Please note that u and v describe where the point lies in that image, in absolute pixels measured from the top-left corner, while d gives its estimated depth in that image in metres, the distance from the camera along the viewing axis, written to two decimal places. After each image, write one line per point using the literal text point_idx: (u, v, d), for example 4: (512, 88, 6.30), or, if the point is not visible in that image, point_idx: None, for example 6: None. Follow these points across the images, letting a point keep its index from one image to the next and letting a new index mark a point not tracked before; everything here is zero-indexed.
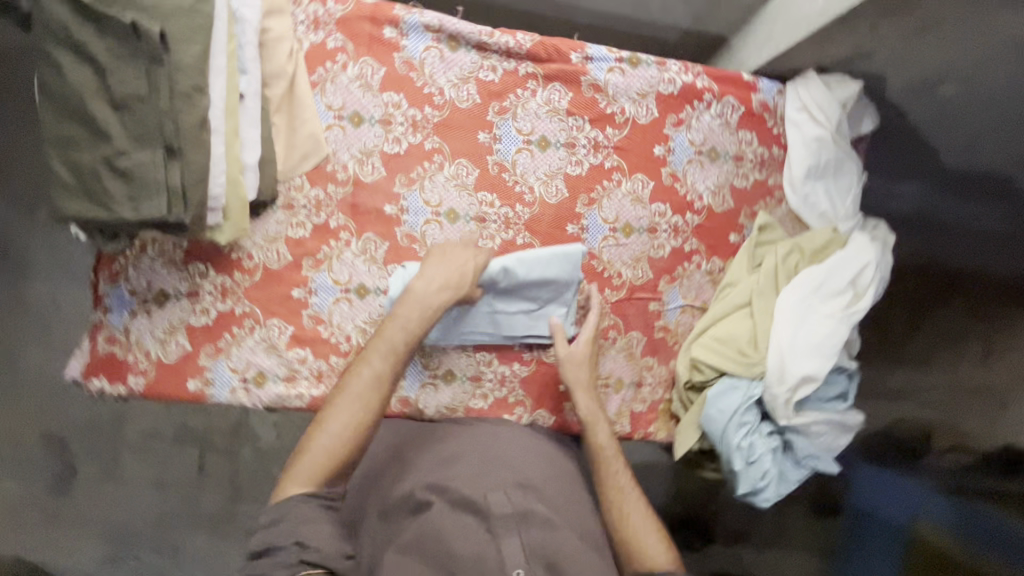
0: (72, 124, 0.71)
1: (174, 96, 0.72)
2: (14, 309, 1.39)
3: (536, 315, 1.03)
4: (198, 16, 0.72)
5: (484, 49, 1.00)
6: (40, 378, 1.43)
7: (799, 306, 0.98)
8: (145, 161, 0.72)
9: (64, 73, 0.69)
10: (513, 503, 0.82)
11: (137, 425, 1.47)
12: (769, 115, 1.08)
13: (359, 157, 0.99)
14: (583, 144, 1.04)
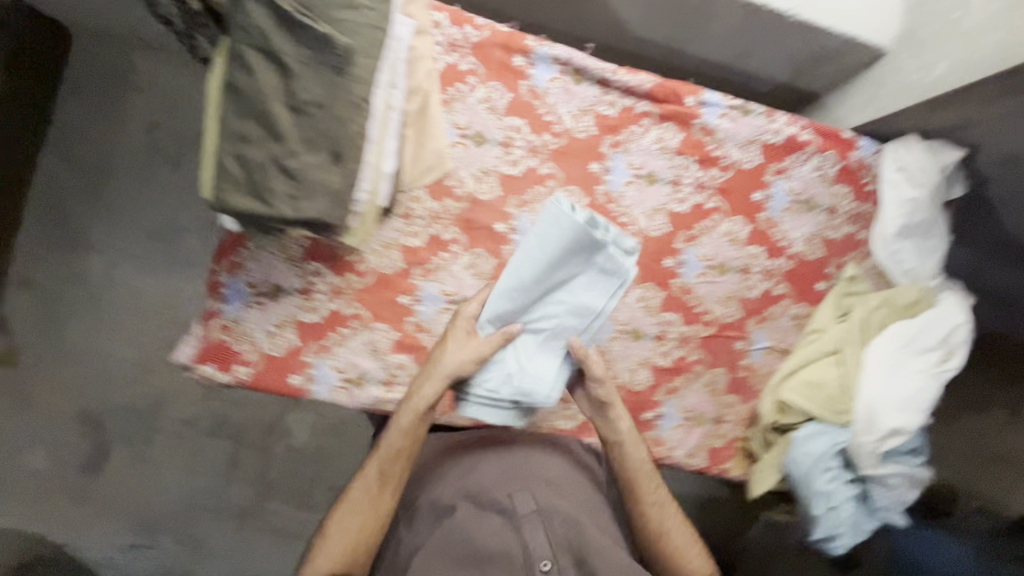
0: (249, 122, 0.74)
1: (348, 105, 0.75)
2: (77, 285, 1.59)
3: (575, 296, 0.95)
4: (380, 34, 0.75)
5: (605, 85, 1.04)
6: (88, 356, 1.59)
7: (889, 359, 1.01)
8: (313, 163, 0.76)
9: (252, 73, 0.72)
10: (537, 503, 0.86)
11: (175, 414, 1.61)
12: (864, 172, 1.12)
13: (477, 175, 1.03)
14: (688, 183, 1.08)
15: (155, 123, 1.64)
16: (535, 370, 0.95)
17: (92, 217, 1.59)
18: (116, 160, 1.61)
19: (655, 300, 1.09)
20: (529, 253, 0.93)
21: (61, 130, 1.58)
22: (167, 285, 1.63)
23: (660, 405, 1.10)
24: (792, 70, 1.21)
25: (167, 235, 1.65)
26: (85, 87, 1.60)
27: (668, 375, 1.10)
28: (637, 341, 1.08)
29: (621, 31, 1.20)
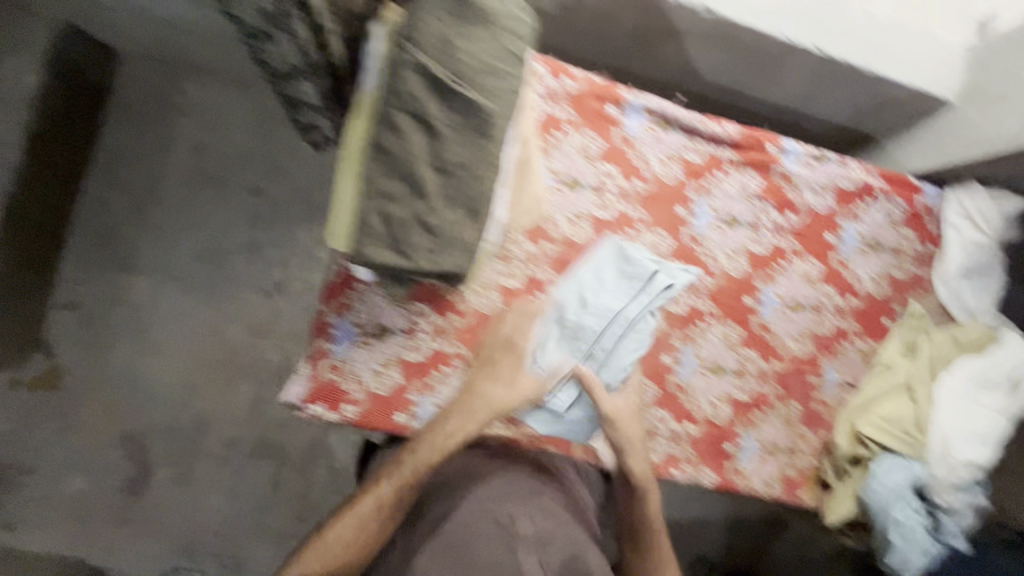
0: (395, 181, 0.77)
1: (486, 165, 0.79)
2: (117, 307, 1.55)
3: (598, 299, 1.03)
4: (518, 98, 0.80)
5: (692, 134, 1.10)
6: (129, 378, 1.54)
7: (962, 397, 1.06)
8: (453, 220, 0.80)
9: (401, 135, 0.75)
10: (535, 529, 0.87)
11: (220, 435, 1.56)
12: (929, 216, 1.19)
13: (572, 220, 1.07)
14: (766, 226, 1.14)
15: (202, 144, 1.59)
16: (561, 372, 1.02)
17: (139, 239, 1.56)
18: (162, 181, 1.57)
19: (735, 337, 1.14)
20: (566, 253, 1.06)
21: (108, 151, 1.55)
22: (214, 306, 1.58)
23: (740, 437, 1.15)
24: (854, 116, 1.27)
25: (214, 256, 1.58)
26: (131, 109, 1.56)
27: (746, 409, 1.15)
28: (719, 376, 1.14)
29: (693, 75, 1.25)
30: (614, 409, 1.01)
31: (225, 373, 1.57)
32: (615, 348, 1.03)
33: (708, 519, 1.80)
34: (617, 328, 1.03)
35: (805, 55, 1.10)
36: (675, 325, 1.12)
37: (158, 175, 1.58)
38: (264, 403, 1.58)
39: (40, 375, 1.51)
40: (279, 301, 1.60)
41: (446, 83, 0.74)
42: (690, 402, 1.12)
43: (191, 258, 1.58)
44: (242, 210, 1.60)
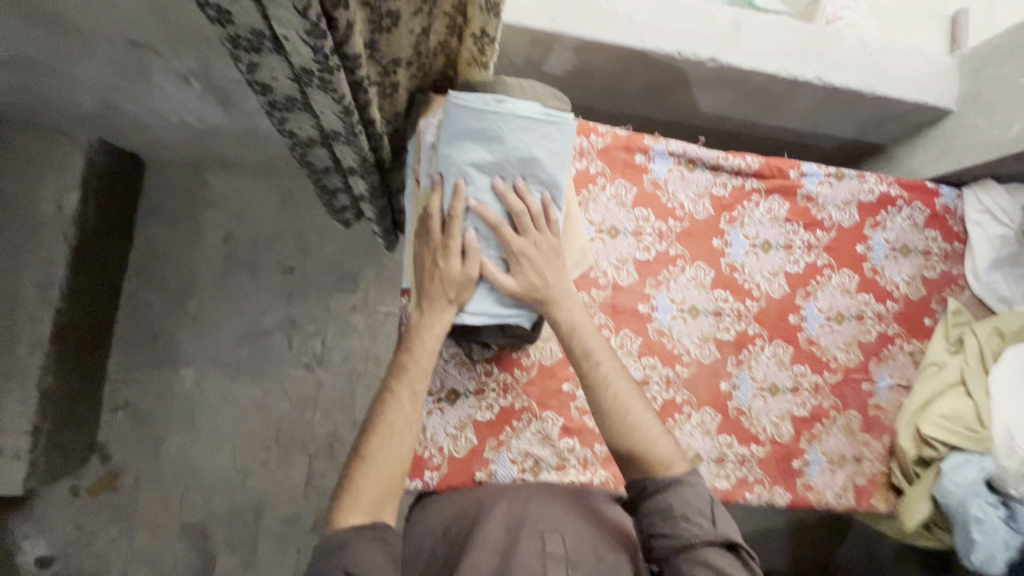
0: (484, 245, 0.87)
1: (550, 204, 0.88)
2: (166, 400, 1.59)
3: (481, 171, 0.84)
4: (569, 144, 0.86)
5: (716, 169, 1.16)
6: (186, 469, 1.57)
7: (1015, 385, 1.10)
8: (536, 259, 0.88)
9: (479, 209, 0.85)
10: (567, 550, 0.93)
11: (279, 513, 1.58)
12: (950, 215, 1.24)
13: (616, 264, 1.12)
14: (799, 246, 1.19)
15: (231, 235, 1.65)
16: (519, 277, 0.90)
17: (183, 334, 1.61)
18: (197, 274, 1.63)
19: (786, 355, 1.18)
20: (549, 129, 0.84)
21: (144, 254, 1.62)
22: (260, 388, 1.62)
23: (806, 452, 1.17)
24: (860, 130, 1.34)
25: (254, 340, 1.63)
26: (162, 211, 1.63)
27: (807, 424, 1.18)
28: (776, 395, 1.17)
29: (702, 113, 1.33)
30: (517, 281, 0.87)
31: (275, 454, 1.60)
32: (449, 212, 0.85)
33: (762, 531, 1.83)
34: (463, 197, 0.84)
35: (811, 86, 1.17)
36: (728, 352, 1.16)
37: (189, 267, 1.63)
38: (317, 475, 1.61)
39: (99, 479, 1.53)
40: (321, 373, 1.64)
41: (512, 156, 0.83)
42: (753, 425, 1.15)
43: (231, 343, 1.63)
44: (278, 290, 1.65)
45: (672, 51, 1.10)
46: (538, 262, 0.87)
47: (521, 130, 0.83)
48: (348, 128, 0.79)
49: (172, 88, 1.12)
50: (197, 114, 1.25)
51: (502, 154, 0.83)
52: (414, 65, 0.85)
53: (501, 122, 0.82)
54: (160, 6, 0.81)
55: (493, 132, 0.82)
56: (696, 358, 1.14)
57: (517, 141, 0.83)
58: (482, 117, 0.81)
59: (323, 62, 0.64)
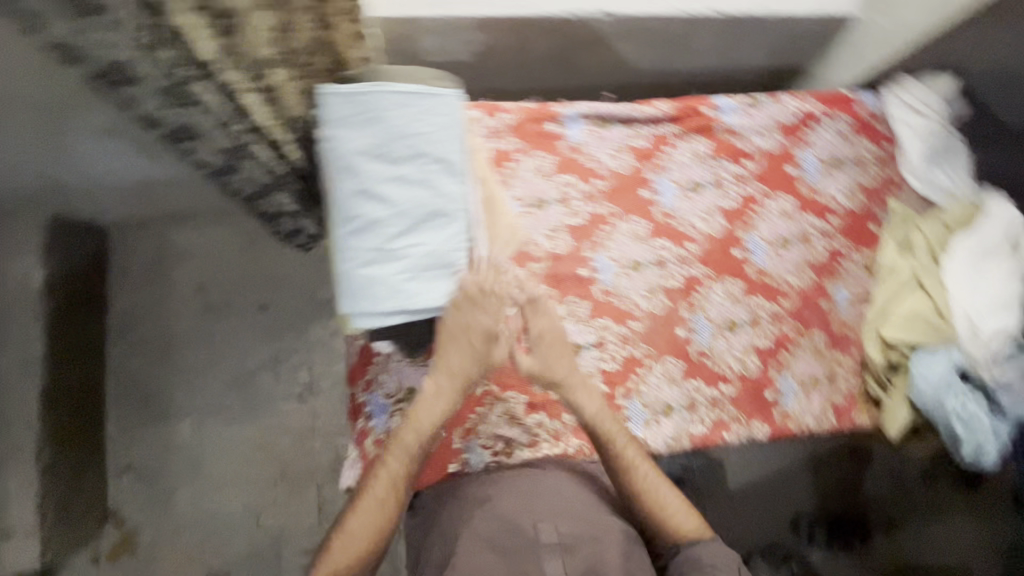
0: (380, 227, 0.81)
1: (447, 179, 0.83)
2: (168, 456, 1.61)
3: (369, 157, 0.79)
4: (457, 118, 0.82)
5: (631, 122, 1.17)
6: (198, 519, 1.59)
7: (967, 273, 1.10)
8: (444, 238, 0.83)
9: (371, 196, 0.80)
10: (561, 536, 0.89)
11: (298, 546, 1.59)
12: (876, 120, 1.23)
13: (550, 235, 1.13)
14: (729, 180, 1.19)
15: (202, 283, 1.67)
16: (433, 266, 0.84)
17: (173, 389, 1.64)
18: (175, 330, 1.66)
19: (737, 290, 1.17)
20: (430, 100, 0.79)
21: (122, 319, 1.64)
22: (256, 428, 1.64)
23: (777, 382, 1.16)
24: (776, 55, 1.33)
25: (243, 382, 1.65)
26: (131, 275, 1.66)
27: (772, 353, 1.17)
28: (736, 331, 1.16)
29: (619, 70, 1.34)
30: (538, 363, 0.98)
31: (283, 489, 1.62)
32: (347, 204, 0.80)
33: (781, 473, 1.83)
34: (353, 188, 0.80)
35: (708, 21, 1.17)
36: (678, 298, 1.15)
37: (166, 323, 1.66)
38: (329, 502, 1.61)
39: (116, 545, 1.56)
40: (313, 402, 1.66)
41: (394, 135, 0.78)
42: (718, 365, 1.15)
43: (221, 389, 1.65)
44: (256, 329, 1.67)
45: (561, 14, 1.13)
46: (553, 346, 0.99)
47: (399, 106, 0.78)
48: (232, 135, 0.89)
49: (98, 153, 1.14)
50: (134, 170, 1.27)
51: (385, 134, 0.78)
52: (304, 67, 0.83)
53: (373, 103, 0.77)
54: (41, 67, 0.83)
55: (368, 113, 0.77)
56: (648, 311, 1.14)
57: (396, 118, 0.78)
58: (349, 101, 0.77)
59: (170, 76, 0.75)
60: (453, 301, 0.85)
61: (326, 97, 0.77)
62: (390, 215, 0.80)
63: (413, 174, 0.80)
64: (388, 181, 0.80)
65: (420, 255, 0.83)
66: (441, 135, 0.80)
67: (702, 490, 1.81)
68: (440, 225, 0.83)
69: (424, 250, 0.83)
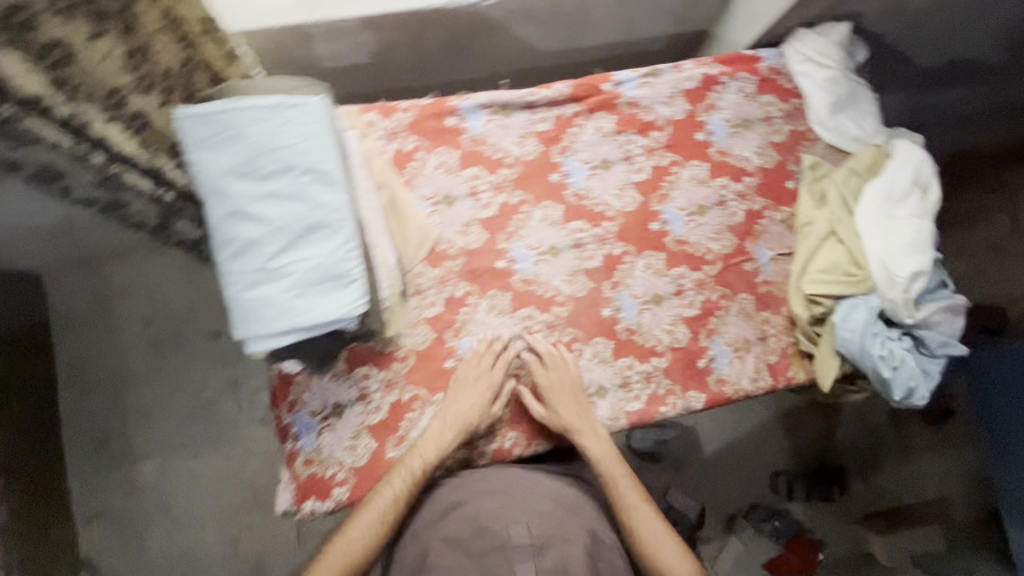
0: (260, 246, 0.79)
1: (324, 191, 0.81)
2: (137, 495, 1.59)
3: (237, 176, 0.77)
4: (322, 133, 0.79)
5: (532, 107, 1.15)
6: (174, 555, 1.57)
7: (879, 217, 1.09)
8: (332, 249, 0.81)
9: (245, 214, 0.78)
10: (532, 536, 0.87)
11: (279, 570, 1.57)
12: (780, 76, 1.23)
13: (462, 231, 1.11)
14: (638, 153, 1.18)
15: (150, 317, 1.63)
16: (325, 280, 0.81)
17: (133, 430, 1.61)
18: (129, 370, 1.62)
19: (659, 263, 1.17)
20: (293, 110, 0.78)
21: (73, 365, 1.61)
22: (221, 458, 1.60)
23: (708, 349, 1.16)
24: (678, 21, 1.32)
25: (203, 412, 1.62)
26: (74, 319, 1.61)
27: (701, 321, 1.17)
28: (662, 304, 1.16)
29: (526, 52, 1.31)
30: (546, 411, 1.07)
31: (256, 514, 1.59)
32: (224, 229, 0.78)
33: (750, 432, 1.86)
34: (226, 210, 0.78)
35: None
36: (600, 278, 1.15)
37: (114, 362, 1.62)
38: (305, 522, 1.59)
39: None
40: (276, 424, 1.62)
41: (258, 150, 0.77)
42: (647, 340, 1.15)
43: (180, 422, 1.62)
44: (207, 357, 1.63)
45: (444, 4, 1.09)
46: (562, 397, 1.07)
47: (259, 121, 0.77)
48: (96, 169, 0.91)
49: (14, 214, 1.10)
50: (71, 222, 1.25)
51: (249, 150, 0.77)
52: (162, 86, 0.90)
53: (232, 120, 0.76)
54: None
55: (227, 131, 0.76)
56: (570, 294, 1.13)
57: (258, 132, 0.77)
58: (207, 122, 0.76)
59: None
60: (349, 313, 0.82)
61: (181, 121, 0.76)
62: (269, 233, 0.79)
63: (287, 187, 0.79)
64: (261, 199, 0.78)
65: (309, 269, 0.80)
66: (309, 144, 0.79)
67: (677, 459, 1.83)
68: (324, 235, 0.81)
69: (311, 265, 0.80)
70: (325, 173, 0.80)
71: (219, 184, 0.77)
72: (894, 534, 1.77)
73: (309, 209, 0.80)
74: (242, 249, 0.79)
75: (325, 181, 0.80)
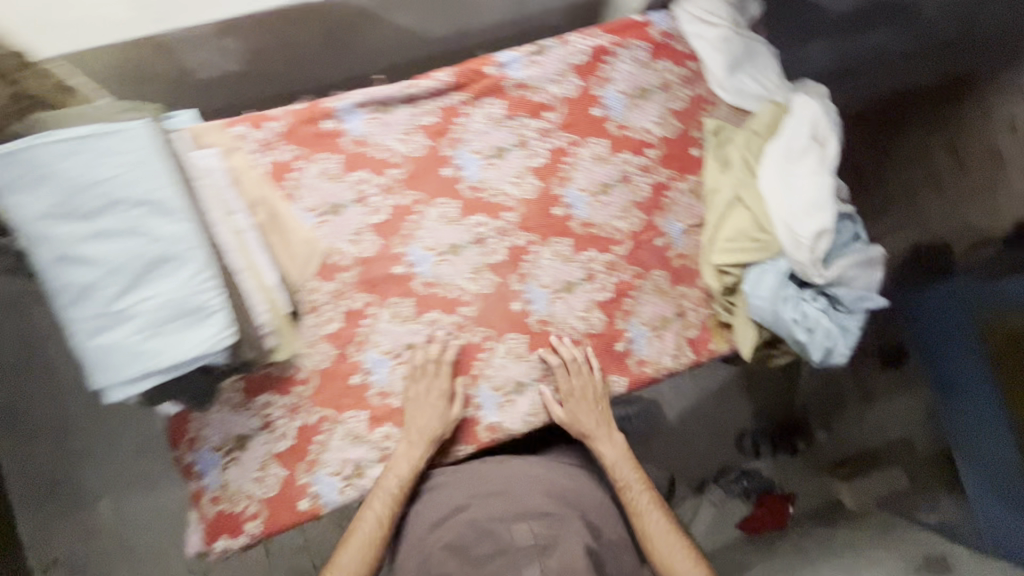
0: (99, 289, 0.73)
1: (161, 221, 0.76)
2: (91, 541, 1.49)
3: (58, 219, 0.72)
4: (144, 159, 0.74)
5: (414, 100, 1.08)
6: None
7: (779, 178, 1.06)
8: (182, 281, 0.76)
9: (72, 256, 0.73)
10: (535, 536, 0.90)
11: None
12: (674, 38, 1.17)
13: (354, 240, 1.05)
14: (533, 137, 1.12)
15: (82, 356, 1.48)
16: (178, 315, 0.76)
17: (80, 471, 1.49)
18: (66, 410, 1.48)
19: (566, 249, 1.13)
20: (111, 139, 0.73)
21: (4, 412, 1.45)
22: (181, 490, 1.50)
23: (625, 332, 1.13)
24: None
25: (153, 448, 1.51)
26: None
27: (615, 304, 1.13)
28: (574, 291, 1.12)
29: (418, 39, 1.23)
30: (567, 414, 1.08)
31: None
32: (56, 276, 0.73)
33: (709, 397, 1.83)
34: (53, 255, 0.72)
35: None
36: (506, 272, 1.10)
37: (45, 406, 1.47)
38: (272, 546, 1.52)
39: None
40: None
41: (76, 187, 0.71)
42: (561, 330, 1.12)
43: (130, 459, 1.50)
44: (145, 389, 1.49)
45: None
46: (577, 402, 1.08)
47: (71, 156, 0.71)
48: None
49: None
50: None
51: (66, 189, 0.71)
52: None
53: (38, 159, 0.70)
54: None
55: (36, 171, 0.70)
56: (476, 292, 1.09)
57: (73, 167, 0.71)
58: (13, 164, 0.70)
59: None
60: (213, 347, 0.77)
61: None
62: (105, 274, 0.73)
63: (118, 222, 0.74)
64: (91, 239, 0.73)
65: (158, 306, 0.75)
66: (135, 174, 0.74)
67: (643, 434, 1.77)
68: (170, 268, 0.76)
69: (160, 301, 0.75)
70: (160, 202, 0.75)
71: (39, 229, 0.71)
72: (857, 481, 1.78)
73: (148, 242, 0.75)
74: (80, 295, 0.73)
75: (162, 210, 0.75)
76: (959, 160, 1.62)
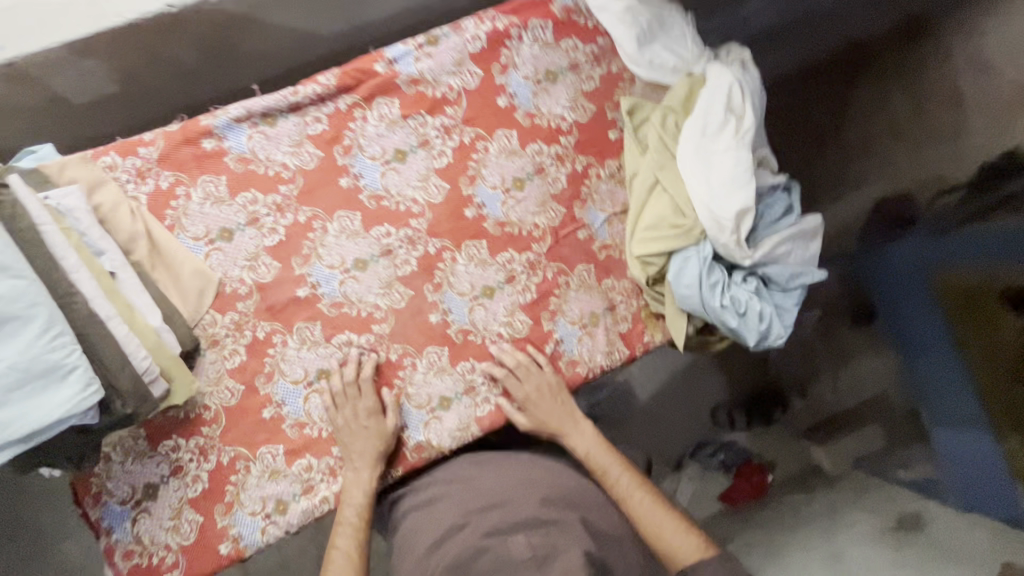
0: None
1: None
2: None
3: None
4: None
5: (299, 108, 1.00)
6: None
7: (695, 156, 1.01)
8: (29, 341, 0.71)
9: None
10: (532, 547, 0.80)
11: None
12: (576, 14, 1.10)
13: (249, 265, 0.98)
14: (435, 135, 1.05)
15: None
16: (28, 379, 0.70)
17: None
18: None
19: (481, 252, 1.06)
20: None
21: None
22: None
23: (553, 332, 1.08)
24: None
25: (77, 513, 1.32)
26: None
27: (540, 304, 1.08)
28: (494, 295, 1.06)
29: (310, 40, 1.14)
30: (528, 419, 1.04)
31: None
32: None
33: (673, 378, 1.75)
34: None
35: None
36: (420, 282, 1.04)
37: None
38: None
39: None
40: None
41: None
42: (484, 338, 1.06)
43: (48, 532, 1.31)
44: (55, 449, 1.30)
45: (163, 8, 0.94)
46: (538, 401, 1.03)
47: None
48: None
49: None
50: None
51: None
52: None
53: None
54: None
55: None
56: (388, 308, 1.03)
57: None
58: None
59: None
60: (71, 407, 0.70)
61: None
62: None
63: None
64: None
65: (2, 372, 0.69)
66: None
67: (615, 419, 1.68)
68: (14, 329, 0.71)
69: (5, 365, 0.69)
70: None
71: None
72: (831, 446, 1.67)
73: None
74: None
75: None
76: (915, 102, 1.53)
